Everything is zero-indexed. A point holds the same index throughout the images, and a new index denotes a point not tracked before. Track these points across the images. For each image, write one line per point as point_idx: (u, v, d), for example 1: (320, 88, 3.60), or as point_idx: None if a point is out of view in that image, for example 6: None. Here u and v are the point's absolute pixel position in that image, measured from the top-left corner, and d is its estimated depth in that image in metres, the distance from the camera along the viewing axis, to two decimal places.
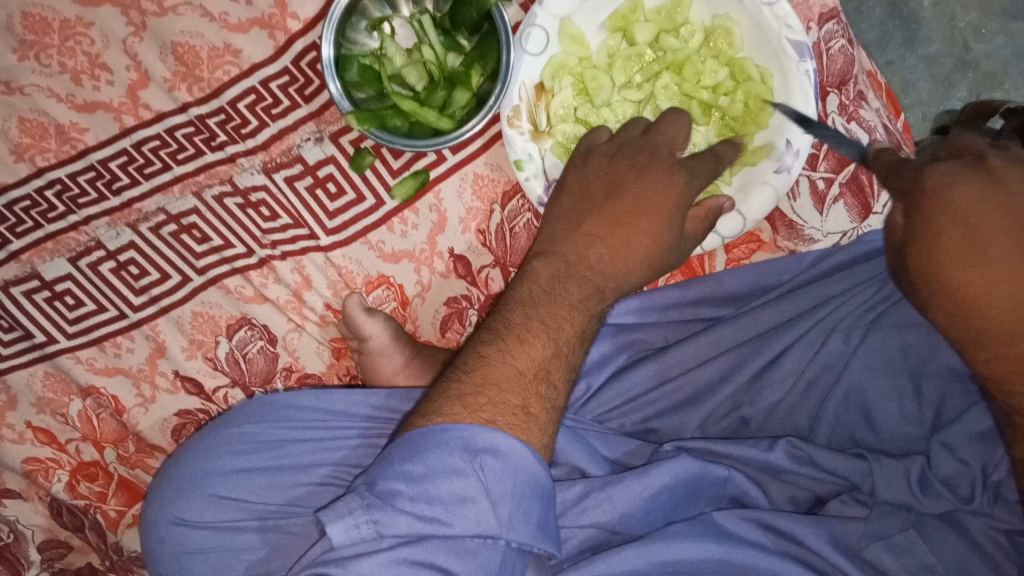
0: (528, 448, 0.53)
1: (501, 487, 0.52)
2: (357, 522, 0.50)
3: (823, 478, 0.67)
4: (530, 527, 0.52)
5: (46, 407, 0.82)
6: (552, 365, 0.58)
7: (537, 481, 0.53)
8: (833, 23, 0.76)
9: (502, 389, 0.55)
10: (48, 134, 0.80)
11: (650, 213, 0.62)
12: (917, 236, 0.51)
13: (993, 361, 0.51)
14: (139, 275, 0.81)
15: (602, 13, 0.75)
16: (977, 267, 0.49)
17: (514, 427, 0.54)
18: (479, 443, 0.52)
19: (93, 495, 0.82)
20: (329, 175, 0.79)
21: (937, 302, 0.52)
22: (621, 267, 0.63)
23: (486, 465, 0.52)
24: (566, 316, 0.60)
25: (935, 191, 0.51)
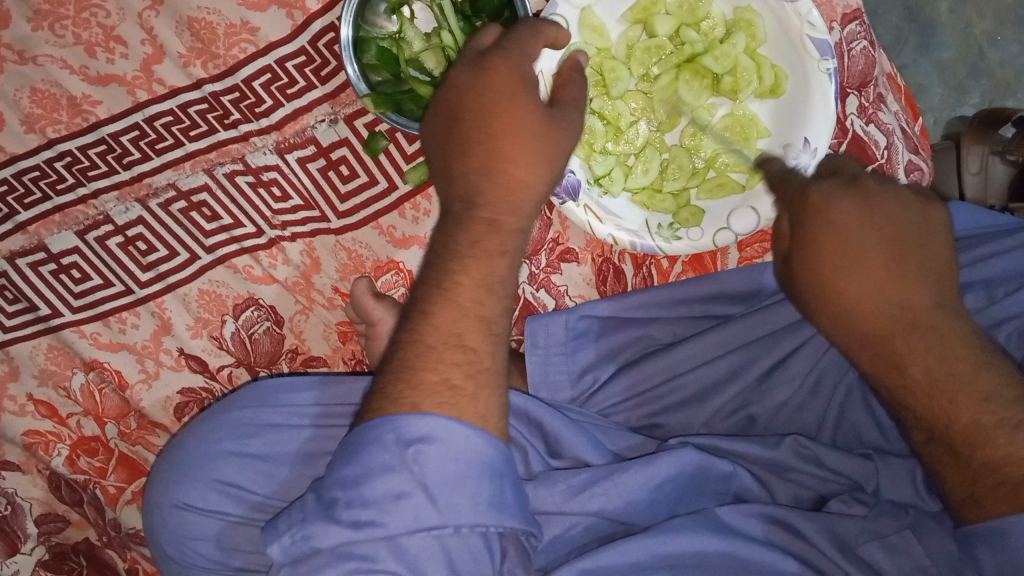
0: (463, 426, 0.51)
1: (439, 477, 0.50)
2: (296, 536, 0.49)
3: (826, 477, 0.68)
4: (481, 507, 0.50)
5: (48, 379, 0.82)
6: (462, 327, 0.54)
7: (481, 459, 0.51)
8: (856, 24, 0.76)
9: (417, 368, 0.52)
10: (60, 105, 0.79)
11: (501, 124, 0.57)
12: (801, 249, 0.57)
13: (866, 355, 0.55)
14: (146, 251, 0.81)
15: (622, 5, 0.74)
16: (849, 273, 0.55)
17: (442, 405, 0.51)
18: (411, 433, 0.50)
19: (93, 470, 0.82)
20: (342, 158, 0.79)
21: (816, 308, 0.57)
22: (509, 188, 0.58)
23: (421, 455, 0.50)
24: (468, 267, 0.55)
25: (821, 207, 0.57)
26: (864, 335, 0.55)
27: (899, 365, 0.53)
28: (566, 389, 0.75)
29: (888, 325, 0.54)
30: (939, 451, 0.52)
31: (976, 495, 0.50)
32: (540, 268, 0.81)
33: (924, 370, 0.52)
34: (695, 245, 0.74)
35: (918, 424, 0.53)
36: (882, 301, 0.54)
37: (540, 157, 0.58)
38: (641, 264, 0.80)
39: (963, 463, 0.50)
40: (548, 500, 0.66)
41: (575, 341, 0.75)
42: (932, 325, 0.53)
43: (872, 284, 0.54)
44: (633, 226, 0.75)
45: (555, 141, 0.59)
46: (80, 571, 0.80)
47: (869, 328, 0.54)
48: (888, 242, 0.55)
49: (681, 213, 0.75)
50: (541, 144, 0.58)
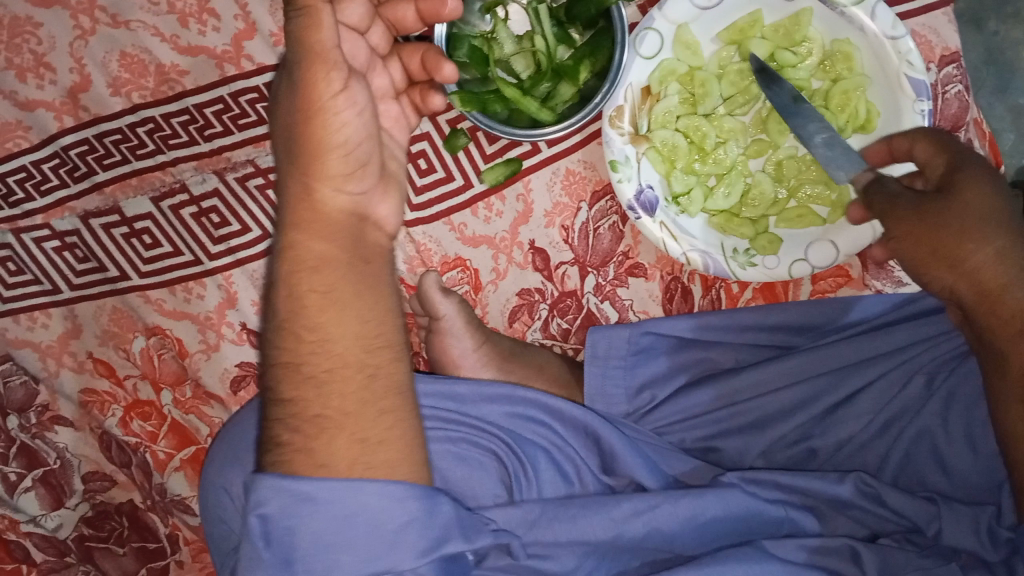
0: (309, 485, 0.53)
1: (296, 536, 0.54)
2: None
3: (886, 517, 0.68)
4: (348, 552, 0.55)
5: (110, 340, 0.83)
6: (295, 383, 0.55)
7: (340, 512, 0.54)
8: (953, 66, 0.75)
9: (279, 416, 0.55)
10: (148, 71, 0.80)
11: (286, 158, 0.57)
12: (977, 178, 0.59)
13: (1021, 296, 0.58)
14: (218, 224, 0.81)
15: (718, 25, 0.73)
16: (1007, 216, 0.59)
17: (293, 463, 0.54)
18: (259, 503, 0.54)
19: (144, 434, 0.83)
20: (422, 151, 0.79)
21: (979, 238, 0.58)
22: (307, 227, 0.56)
23: (267, 519, 0.54)
24: (289, 322, 0.56)
25: (970, 155, 0.61)
26: (995, 297, 0.58)
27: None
28: (622, 403, 0.75)
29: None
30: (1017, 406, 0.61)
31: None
32: (607, 280, 0.80)
33: None
34: (769, 272, 0.74)
35: None
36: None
37: (324, 165, 0.56)
38: (711, 286, 0.79)
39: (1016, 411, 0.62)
40: (591, 528, 0.66)
41: (636, 356, 0.76)
42: None
43: (1006, 251, 0.58)
44: (708, 247, 0.75)
45: (325, 129, 0.55)
46: (121, 530, 0.82)
47: (988, 286, 0.58)
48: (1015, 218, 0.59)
49: (758, 239, 0.74)
50: (317, 157, 0.55)
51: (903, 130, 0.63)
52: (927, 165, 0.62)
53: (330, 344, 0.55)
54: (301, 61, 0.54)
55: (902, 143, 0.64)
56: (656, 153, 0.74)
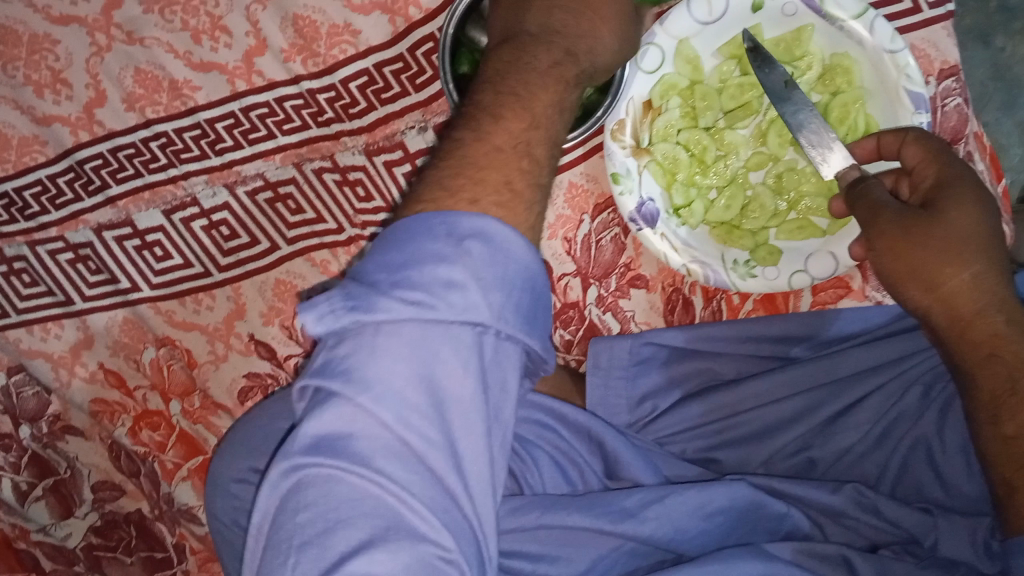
0: (518, 236, 0.46)
1: (491, 273, 0.44)
2: (334, 310, 0.43)
3: (883, 527, 0.68)
4: (517, 316, 0.45)
5: (120, 351, 0.84)
6: (510, 173, 0.50)
7: (522, 270, 0.46)
8: (952, 80, 0.76)
9: (458, 166, 0.50)
10: (161, 87, 0.81)
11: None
12: (958, 202, 0.61)
13: (999, 324, 0.59)
14: (228, 237, 0.83)
15: (720, 40, 0.74)
16: (990, 242, 0.60)
17: (501, 204, 0.48)
18: (464, 227, 0.45)
19: (153, 444, 0.84)
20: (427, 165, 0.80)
21: (963, 261, 0.59)
22: (578, 51, 0.58)
23: (472, 250, 0.45)
24: (527, 107, 0.53)
25: (960, 176, 0.62)
26: (971, 318, 0.60)
27: (1000, 355, 0.59)
28: (624, 414, 0.76)
29: (1005, 305, 0.60)
30: None
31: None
32: (609, 291, 0.81)
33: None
34: (770, 283, 0.74)
35: None
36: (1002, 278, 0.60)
37: (598, 4, 0.60)
38: (712, 297, 0.80)
39: None
40: (600, 517, 0.66)
41: (637, 367, 0.77)
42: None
43: (983, 276, 0.60)
44: (707, 258, 0.75)
45: (619, 16, 0.62)
46: (129, 540, 0.83)
47: (960, 311, 0.60)
48: (996, 242, 0.61)
49: (759, 251, 0.75)
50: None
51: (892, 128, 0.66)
52: (916, 169, 0.65)
53: (513, 130, 0.52)
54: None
55: (891, 142, 0.66)
56: (658, 166, 0.75)
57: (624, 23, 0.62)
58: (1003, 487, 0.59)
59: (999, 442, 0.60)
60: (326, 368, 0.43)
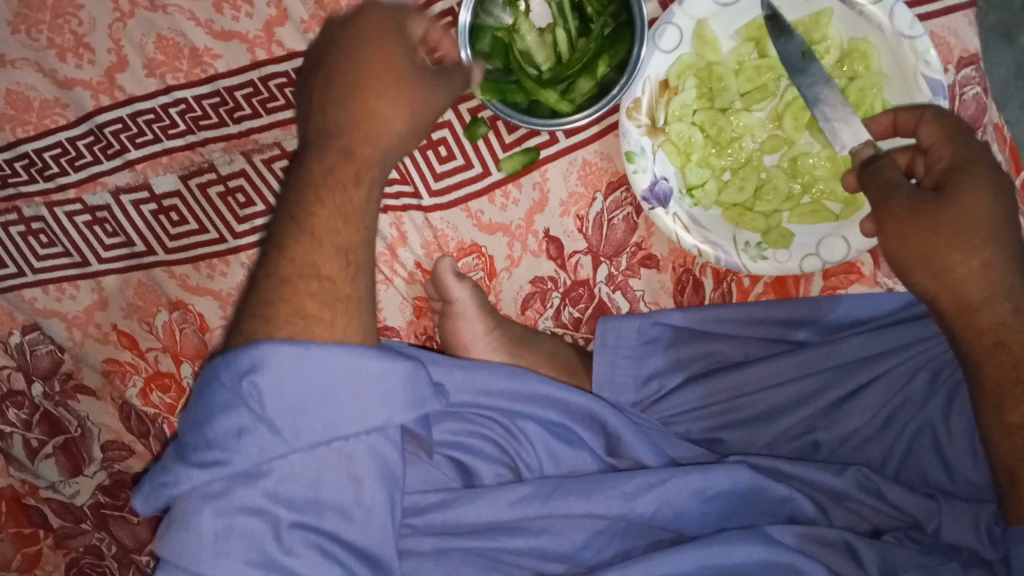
0: (297, 348, 0.55)
1: (274, 403, 0.55)
2: (154, 487, 0.57)
3: (887, 512, 0.68)
4: (351, 414, 0.56)
5: (134, 313, 0.86)
6: (320, 257, 0.61)
7: (346, 373, 0.56)
8: (972, 68, 0.75)
9: (257, 304, 0.60)
10: (182, 55, 0.82)
11: (314, 100, 0.67)
12: (968, 188, 0.60)
13: (1004, 314, 0.59)
14: (243, 204, 0.84)
15: (738, 22, 0.74)
16: (1004, 226, 0.60)
17: (296, 330, 0.58)
18: (244, 364, 0.55)
19: (163, 405, 0.86)
20: (442, 139, 0.80)
21: (970, 248, 0.59)
22: (371, 131, 0.65)
23: (254, 385, 0.55)
24: (336, 223, 0.62)
25: (974, 159, 0.61)
26: (978, 307, 0.59)
27: (1005, 345, 0.59)
28: (629, 393, 0.77)
29: (1012, 293, 0.59)
30: None
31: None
32: (620, 270, 0.81)
33: None
34: (780, 266, 0.74)
35: None
36: (1012, 263, 0.60)
37: (375, 84, 0.65)
38: (723, 278, 0.80)
39: None
40: (603, 503, 0.66)
41: (645, 346, 0.77)
42: None
43: (992, 264, 0.59)
44: (719, 240, 0.75)
45: (425, 99, 0.67)
46: (136, 500, 0.85)
47: (967, 299, 0.60)
48: (1009, 227, 0.60)
49: (771, 233, 0.75)
50: (363, 76, 0.65)
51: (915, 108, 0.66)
52: (933, 147, 0.64)
53: (305, 255, 0.60)
54: (366, 39, 0.66)
55: (909, 119, 0.66)
56: (672, 146, 0.76)
57: (417, 88, 0.66)
58: (1004, 475, 0.60)
59: (1002, 433, 0.60)
60: (161, 529, 0.56)
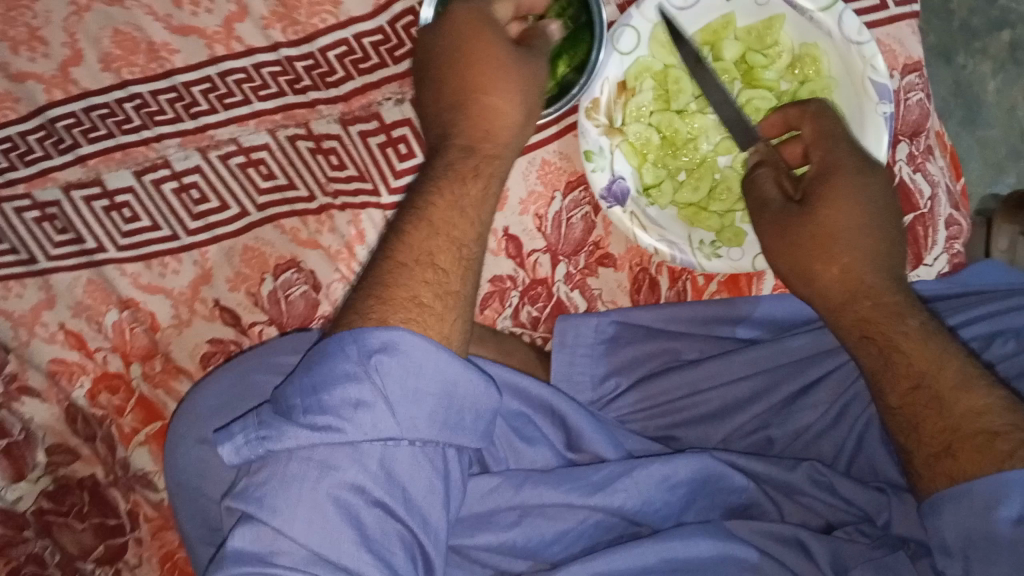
0: (427, 344, 0.54)
1: (396, 389, 0.53)
2: (247, 440, 0.52)
3: (838, 506, 0.69)
4: (435, 425, 0.54)
5: (83, 312, 0.83)
6: (435, 248, 0.59)
7: (445, 374, 0.54)
8: (915, 75, 0.78)
9: (375, 286, 0.57)
10: (139, 49, 0.81)
11: (428, 82, 0.66)
12: (819, 196, 0.65)
13: (863, 308, 0.63)
14: (198, 200, 0.83)
15: (694, 26, 0.75)
16: (859, 227, 0.64)
17: (411, 320, 0.56)
18: (371, 344, 0.53)
19: (111, 407, 0.84)
20: (402, 136, 0.80)
21: (825, 254, 0.64)
22: (489, 129, 0.64)
23: (381, 365, 0.53)
24: (455, 212, 0.61)
25: (835, 164, 0.66)
26: (842, 307, 0.64)
27: (870, 336, 0.62)
28: (587, 391, 0.77)
29: (872, 290, 0.63)
30: (944, 464, 0.57)
31: (950, 448, 0.57)
32: (577, 268, 0.82)
33: (905, 347, 0.61)
34: (734, 264, 0.75)
35: (920, 408, 0.59)
36: (871, 261, 0.64)
37: (482, 75, 0.63)
38: (677, 277, 0.82)
39: (951, 458, 0.56)
40: (570, 493, 0.66)
41: (603, 344, 0.78)
42: (898, 307, 0.63)
43: (854, 265, 0.64)
44: (675, 239, 0.76)
45: (529, 77, 0.65)
46: (81, 506, 0.80)
47: (837, 298, 0.64)
48: (872, 225, 0.64)
49: (724, 233, 0.77)
50: (465, 62, 0.64)
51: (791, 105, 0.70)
52: (811, 145, 0.69)
53: (415, 245, 0.59)
54: (469, 24, 0.64)
55: (796, 116, 0.70)
56: (629, 146, 0.77)
57: (520, 71, 0.64)
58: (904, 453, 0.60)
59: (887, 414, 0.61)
60: (245, 488, 0.51)
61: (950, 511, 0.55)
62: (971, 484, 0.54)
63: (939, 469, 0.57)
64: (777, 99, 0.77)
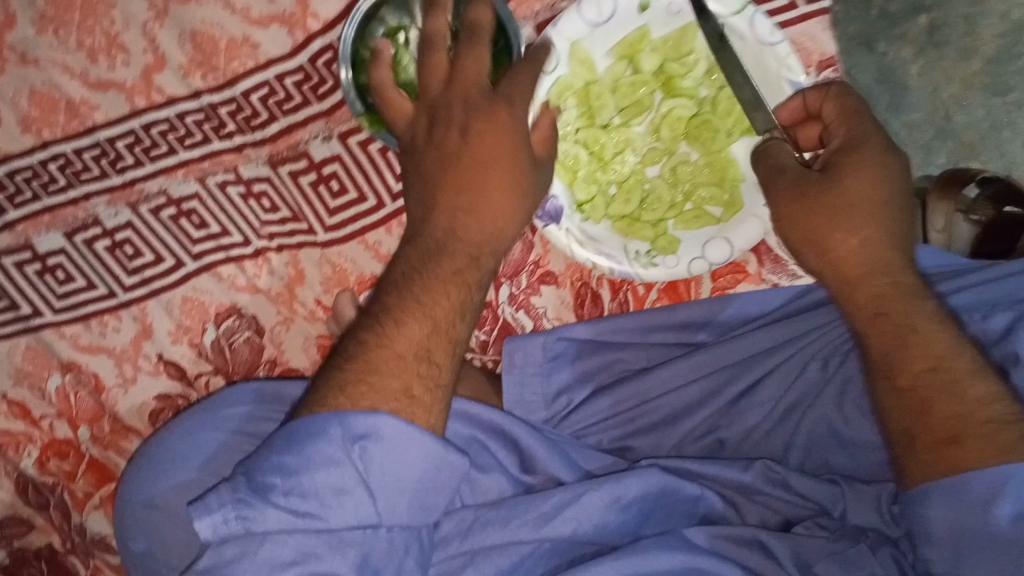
0: (410, 428, 0.55)
1: (376, 474, 0.54)
2: (226, 517, 0.52)
3: (794, 501, 0.70)
4: (410, 510, 0.56)
5: (24, 380, 0.82)
6: (432, 343, 0.59)
7: (425, 464, 0.55)
8: (830, 70, 0.80)
9: (357, 362, 0.58)
10: (59, 108, 0.78)
11: (426, 165, 0.65)
12: (843, 167, 0.63)
13: (880, 284, 0.63)
14: (132, 256, 0.81)
15: (613, 40, 0.75)
16: (880, 203, 0.62)
17: (399, 410, 0.56)
18: (358, 429, 0.54)
19: (61, 474, 0.82)
20: (333, 173, 0.79)
21: (847, 226, 0.62)
22: (483, 216, 0.63)
23: (365, 451, 0.54)
24: (443, 291, 0.61)
25: (859, 143, 0.64)
26: (856, 281, 0.63)
27: (885, 313, 0.62)
28: (540, 410, 0.77)
29: (887, 268, 0.63)
30: (949, 454, 0.57)
31: (957, 436, 0.57)
32: (520, 289, 0.82)
33: (919, 331, 0.61)
34: (671, 271, 0.77)
35: (922, 387, 0.59)
36: (889, 240, 0.63)
37: (495, 172, 0.64)
38: (618, 289, 0.83)
39: (954, 446, 0.57)
40: (520, 530, 0.66)
41: (552, 362, 0.78)
42: (910, 287, 0.63)
43: (871, 241, 0.63)
44: (612, 251, 0.77)
45: (527, 185, 0.66)
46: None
47: (848, 273, 0.63)
48: (889, 206, 0.63)
49: (658, 241, 0.78)
50: (484, 173, 0.63)
51: (815, 87, 0.68)
52: (832, 124, 0.67)
53: (414, 337, 0.58)
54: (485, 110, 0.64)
55: (815, 99, 0.69)
56: (559, 165, 0.77)
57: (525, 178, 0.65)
58: (902, 436, 0.60)
59: (894, 396, 0.61)
60: (212, 566, 0.52)
61: (939, 500, 0.56)
62: (966, 477, 0.55)
63: (943, 456, 0.57)
64: (700, 107, 0.78)
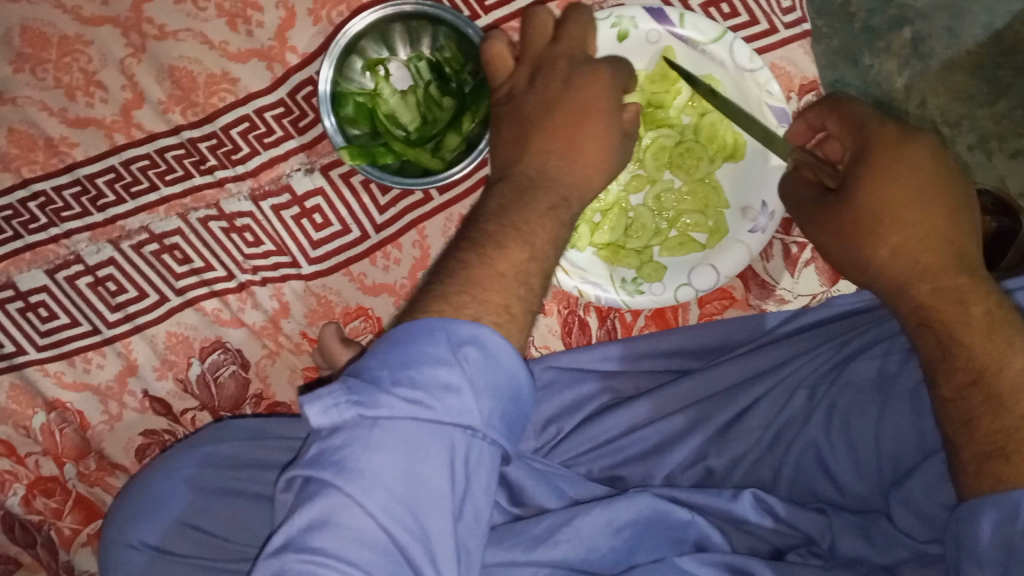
0: (514, 352, 0.52)
1: (483, 380, 0.50)
2: (337, 403, 0.46)
3: (782, 531, 0.69)
4: (497, 424, 0.50)
5: (8, 418, 0.81)
6: (531, 266, 0.57)
7: (512, 382, 0.51)
8: (812, 95, 0.80)
9: (461, 282, 0.55)
10: (37, 146, 0.79)
11: (521, 118, 0.63)
12: (864, 175, 0.58)
13: (925, 289, 0.56)
14: (115, 292, 0.81)
15: None
16: (914, 206, 0.57)
17: (499, 325, 0.54)
18: (462, 334, 0.51)
19: (48, 511, 0.82)
20: (317, 206, 0.80)
21: (876, 239, 0.58)
22: (577, 165, 0.62)
23: (468, 356, 0.50)
24: (541, 220, 0.59)
25: (894, 147, 0.58)
26: (898, 292, 0.58)
27: (928, 324, 0.57)
28: (531, 440, 0.77)
29: (944, 271, 0.56)
30: (995, 468, 0.51)
31: (1005, 450, 0.51)
32: None
33: (976, 327, 0.55)
34: (656, 299, 0.77)
35: (977, 398, 0.54)
36: (930, 242, 0.57)
37: (590, 130, 0.62)
38: (606, 317, 0.84)
39: (1005, 461, 0.51)
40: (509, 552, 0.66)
41: (544, 390, 0.79)
42: (959, 286, 0.56)
43: (920, 240, 0.57)
44: (598, 280, 0.77)
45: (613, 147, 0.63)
46: None
47: (897, 276, 0.58)
48: (944, 205, 0.57)
49: (644, 268, 0.78)
50: (575, 124, 0.62)
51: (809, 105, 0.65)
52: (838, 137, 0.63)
53: (516, 260, 0.56)
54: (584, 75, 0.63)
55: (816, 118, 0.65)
56: None
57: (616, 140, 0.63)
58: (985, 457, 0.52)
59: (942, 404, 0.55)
60: (320, 455, 0.46)
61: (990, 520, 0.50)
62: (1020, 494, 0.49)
63: (986, 472, 0.51)
64: (682, 135, 0.78)
